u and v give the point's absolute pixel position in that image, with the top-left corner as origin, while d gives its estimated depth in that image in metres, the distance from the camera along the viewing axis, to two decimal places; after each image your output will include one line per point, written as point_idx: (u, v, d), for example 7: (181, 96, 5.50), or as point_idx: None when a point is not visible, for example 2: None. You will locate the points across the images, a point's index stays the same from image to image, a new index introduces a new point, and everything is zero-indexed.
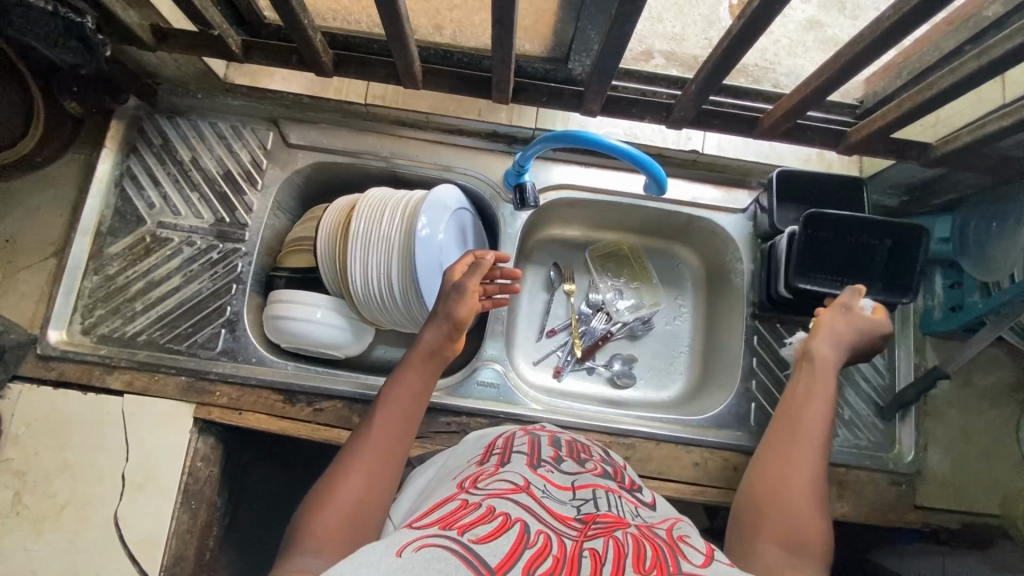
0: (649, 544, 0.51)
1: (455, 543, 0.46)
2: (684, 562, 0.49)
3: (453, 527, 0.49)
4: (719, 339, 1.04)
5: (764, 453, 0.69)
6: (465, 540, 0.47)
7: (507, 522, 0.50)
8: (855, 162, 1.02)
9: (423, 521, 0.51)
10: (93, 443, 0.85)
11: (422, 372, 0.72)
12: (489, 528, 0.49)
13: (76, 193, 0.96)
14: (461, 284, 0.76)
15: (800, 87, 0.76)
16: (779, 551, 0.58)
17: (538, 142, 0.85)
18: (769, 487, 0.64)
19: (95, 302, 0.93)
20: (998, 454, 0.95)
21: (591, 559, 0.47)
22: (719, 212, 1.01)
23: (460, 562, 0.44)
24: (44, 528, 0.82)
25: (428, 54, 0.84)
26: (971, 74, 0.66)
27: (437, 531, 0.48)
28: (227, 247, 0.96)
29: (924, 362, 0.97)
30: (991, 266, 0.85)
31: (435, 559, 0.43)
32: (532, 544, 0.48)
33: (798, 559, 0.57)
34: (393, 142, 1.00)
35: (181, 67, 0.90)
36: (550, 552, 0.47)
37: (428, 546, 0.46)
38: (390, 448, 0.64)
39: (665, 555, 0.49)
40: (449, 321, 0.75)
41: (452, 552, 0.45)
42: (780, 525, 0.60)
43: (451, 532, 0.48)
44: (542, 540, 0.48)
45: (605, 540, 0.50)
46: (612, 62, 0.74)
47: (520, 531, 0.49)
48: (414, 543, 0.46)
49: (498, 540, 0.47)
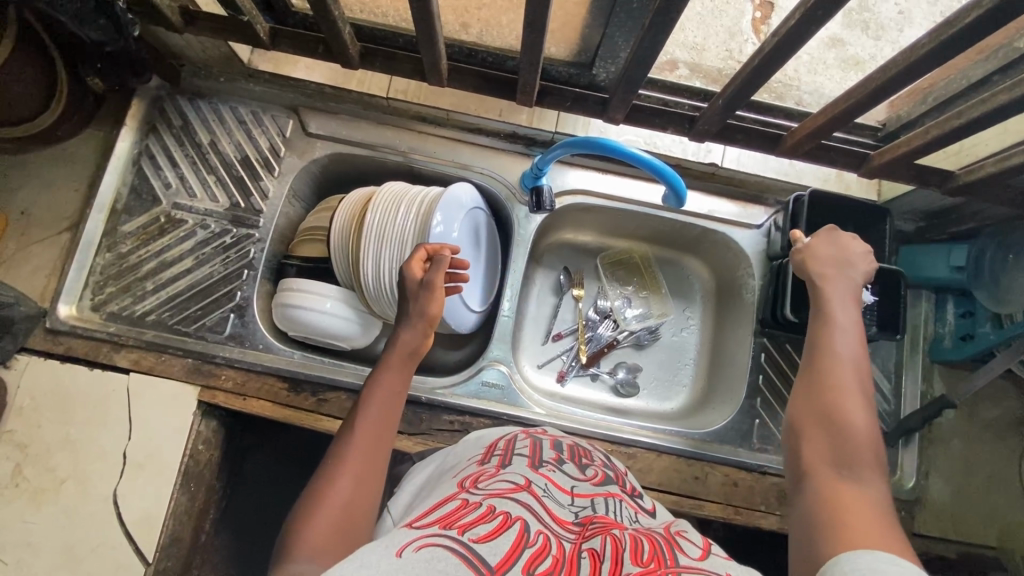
0: (646, 539, 0.50)
1: (455, 542, 0.46)
2: (682, 555, 0.49)
3: (454, 526, 0.49)
4: (726, 352, 1.04)
5: (803, 371, 0.62)
6: (465, 540, 0.47)
7: (508, 521, 0.50)
8: (874, 186, 1.01)
9: (423, 520, 0.51)
10: (96, 419, 0.86)
11: (403, 366, 0.73)
12: (489, 528, 0.49)
13: (94, 170, 0.96)
14: (427, 283, 0.77)
15: (827, 108, 0.76)
16: (831, 472, 0.54)
17: (559, 147, 0.86)
18: (810, 415, 0.58)
19: (106, 279, 0.93)
20: (999, 486, 0.95)
21: (590, 560, 0.47)
22: (734, 228, 1.00)
23: (460, 562, 0.44)
24: (43, 501, 0.82)
25: (453, 51, 0.83)
26: (1001, 106, 0.65)
27: (437, 530, 0.48)
28: (240, 232, 0.96)
29: (930, 390, 0.97)
30: (1005, 299, 0.86)
31: (436, 559, 0.43)
32: (532, 544, 0.48)
33: (850, 475, 0.53)
34: (411, 137, 0.99)
35: (206, 50, 0.91)
36: (550, 552, 0.48)
37: (429, 545, 0.46)
38: (377, 448, 0.65)
39: (662, 549, 0.49)
40: (425, 318, 0.76)
41: (452, 552, 0.45)
42: (829, 444, 0.56)
43: (452, 531, 0.48)
44: (542, 540, 0.49)
45: (603, 538, 0.50)
46: (641, 72, 0.73)
47: (520, 530, 0.49)
48: (414, 543, 0.46)
49: (498, 539, 0.47)
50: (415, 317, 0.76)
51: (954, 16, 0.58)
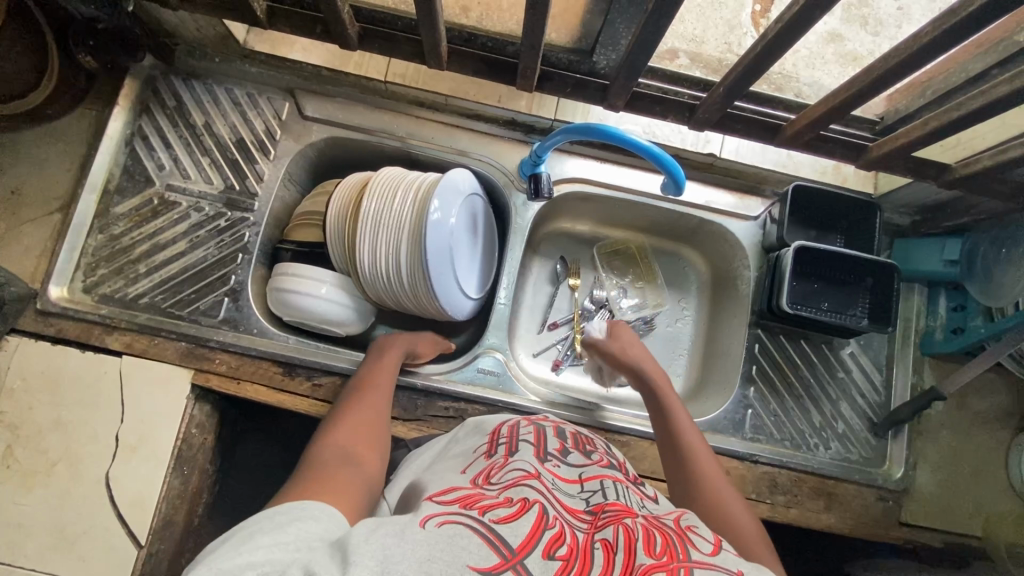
0: (659, 533, 0.50)
1: (477, 522, 0.47)
2: (694, 550, 0.49)
3: (473, 506, 0.49)
4: (721, 343, 1.05)
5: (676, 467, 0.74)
6: (486, 520, 0.47)
7: (527, 505, 0.50)
8: (870, 179, 1.02)
9: (443, 497, 0.52)
10: (89, 401, 0.85)
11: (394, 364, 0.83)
12: (509, 510, 0.49)
13: (85, 150, 0.94)
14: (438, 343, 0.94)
15: (827, 98, 0.76)
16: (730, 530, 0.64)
17: (559, 133, 0.85)
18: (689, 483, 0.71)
19: (98, 261, 0.92)
20: (985, 477, 0.96)
21: (603, 551, 0.46)
22: (731, 218, 1.01)
23: (483, 542, 0.44)
24: (35, 482, 0.82)
25: (451, 35, 0.81)
26: (1001, 97, 0.65)
27: (459, 509, 0.49)
28: (235, 215, 0.95)
29: (920, 381, 0.98)
30: (997, 292, 0.86)
31: (458, 536, 0.44)
32: (551, 527, 0.48)
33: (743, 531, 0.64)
34: (409, 122, 0.98)
35: (200, 28, 0.89)
36: (566, 539, 0.47)
37: (450, 522, 0.46)
38: (382, 412, 0.74)
39: (675, 544, 0.49)
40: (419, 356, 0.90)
41: (475, 531, 0.45)
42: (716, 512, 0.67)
43: (472, 511, 0.48)
44: (559, 525, 0.48)
45: (616, 528, 0.49)
46: (643, 58, 0.72)
47: (538, 513, 0.49)
48: (438, 517, 0.47)
49: (519, 521, 0.47)
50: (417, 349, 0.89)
51: (958, 4, 0.58)
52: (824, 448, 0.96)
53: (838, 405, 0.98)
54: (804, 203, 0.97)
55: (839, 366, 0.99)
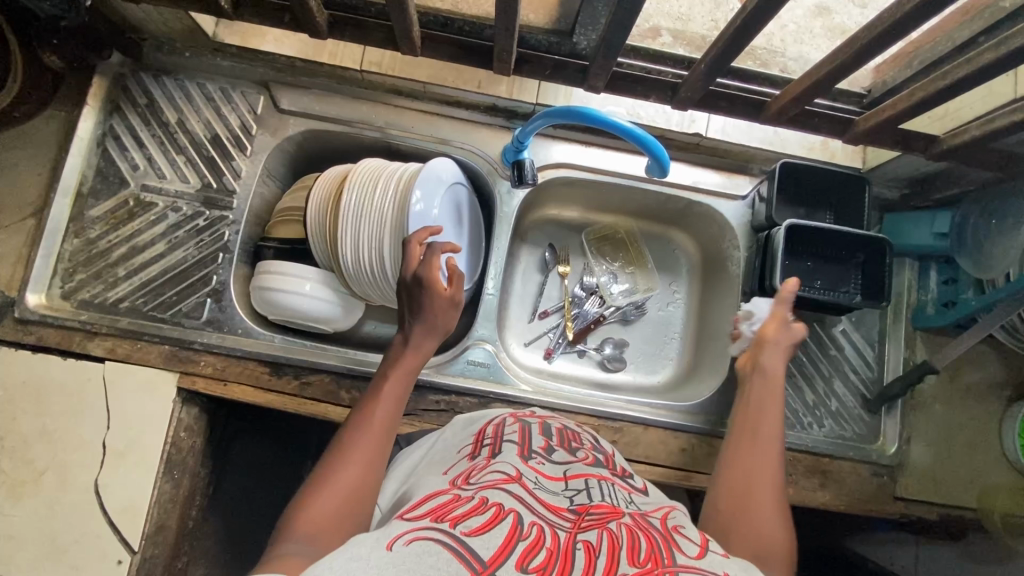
0: (644, 536, 0.49)
1: (447, 536, 0.45)
2: (679, 554, 0.48)
3: (445, 519, 0.48)
4: (712, 325, 1.04)
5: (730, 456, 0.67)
6: (457, 533, 0.46)
7: (500, 514, 0.49)
8: (858, 153, 1.01)
9: (414, 512, 0.50)
10: (73, 409, 0.84)
11: (416, 366, 0.70)
12: (482, 520, 0.48)
13: (56, 153, 0.92)
14: (452, 299, 0.73)
15: (811, 71, 0.74)
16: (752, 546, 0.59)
17: (539, 117, 0.83)
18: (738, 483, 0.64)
19: (75, 266, 0.90)
20: (979, 450, 0.96)
21: (584, 552, 0.46)
22: (720, 199, 0.99)
23: (452, 557, 0.43)
24: (23, 493, 0.81)
25: (427, 20, 0.79)
26: (988, 64, 0.64)
27: (429, 523, 0.48)
28: (214, 214, 0.93)
29: (912, 356, 0.98)
30: (987, 264, 0.84)
31: (427, 553, 0.43)
32: (526, 536, 0.47)
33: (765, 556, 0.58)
34: (387, 112, 0.96)
35: (168, 22, 0.87)
36: (544, 544, 0.46)
37: (420, 538, 0.45)
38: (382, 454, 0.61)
39: (660, 547, 0.48)
40: (436, 329, 0.72)
41: (445, 545, 0.44)
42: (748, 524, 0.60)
43: (444, 524, 0.47)
44: (536, 532, 0.48)
45: (600, 531, 0.49)
46: (620, 36, 0.70)
47: (514, 522, 0.48)
48: (406, 536, 0.45)
49: (491, 532, 0.46)
50: (431, 324, 0.72)
51: None
52: (817, 427, 0.95)
53: (831, 382, 0.97)
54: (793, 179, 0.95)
55: (832, 344, 0.98)
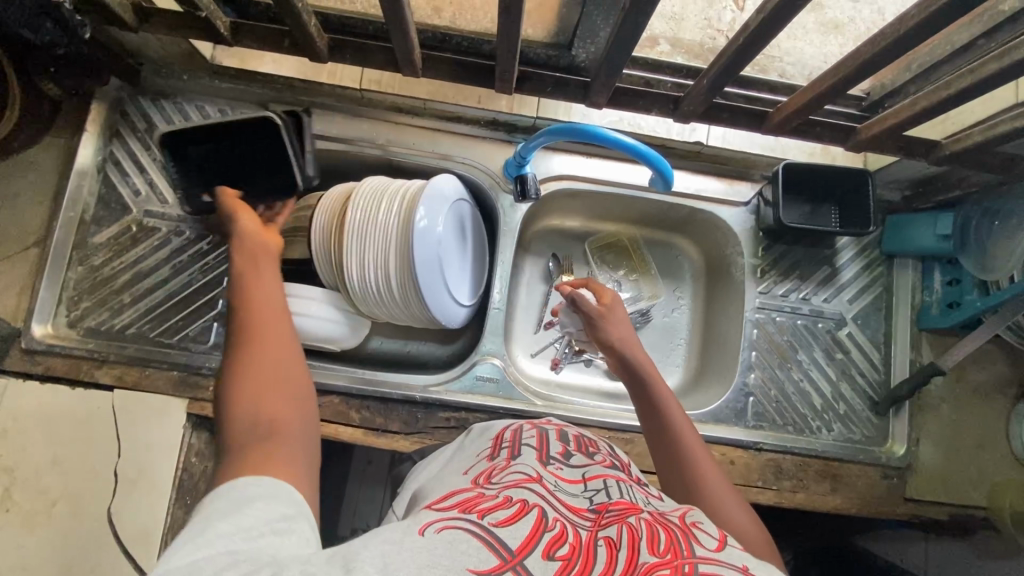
0: (663, 529, 0.49)
1: (476, 526, 0.46)
2: (699, 546, 0.47)
3: (472, 510, 0.49)
4: (719, 329, 1.04)
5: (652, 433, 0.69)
6: (485, 524, 0.47)
7: (525, 508, 0.49)
8: (859, 156, 1.02)
9: (442, 504, 0.51)
10: (84, 437, 0.83)
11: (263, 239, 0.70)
12: (508, 513, 0.49)
13: (58, 179, 0.91)
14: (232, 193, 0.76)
15: (814, 84, 0.74)
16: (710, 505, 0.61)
17: (542, 134, 0.83)
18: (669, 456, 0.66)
19: (80, 294, 0.90)
20: (987, 448, 0.97)
21: (606, 548, 0.45)
22: (722, 206, 0.99)
23: (482, 545, 0.43)
24: (35, 525, 0.79)
25: (425, 37, 0.79)
26: (991, 75, 0.63)
27: (458, 514, 0.48)
28: (218, 237, 0.93)
29: (919, 358, 0.98)
30: (990, 266, 0.85)
31: (458, 541, 0.43)
32: (551, 529, 0.47)
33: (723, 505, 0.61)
34: (389, 129, 0.96)
35: (165, 47, 0.86)
36: (567, 538, 0.46)
37: (450, 527, 0.46)
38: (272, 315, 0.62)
39: (678, 539, 0.48)
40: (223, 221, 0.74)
41: (474, 535, 0.45)
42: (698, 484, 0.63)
43: (471, 515, 0.48)
44: (560, 526, 0.48)
45: (619, 526, 0.49)
46: (622, 55, 0.70)
47: (538, 516, 0.48)
48: (436, 524, 0.46)
49: (518, 524, 0.47)
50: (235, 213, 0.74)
51: None
52: (826, 431, 0.96)
53: (839, 386, 0.98)
54: (795, 181, 0.95)
55: (839, 347, 0.98)
